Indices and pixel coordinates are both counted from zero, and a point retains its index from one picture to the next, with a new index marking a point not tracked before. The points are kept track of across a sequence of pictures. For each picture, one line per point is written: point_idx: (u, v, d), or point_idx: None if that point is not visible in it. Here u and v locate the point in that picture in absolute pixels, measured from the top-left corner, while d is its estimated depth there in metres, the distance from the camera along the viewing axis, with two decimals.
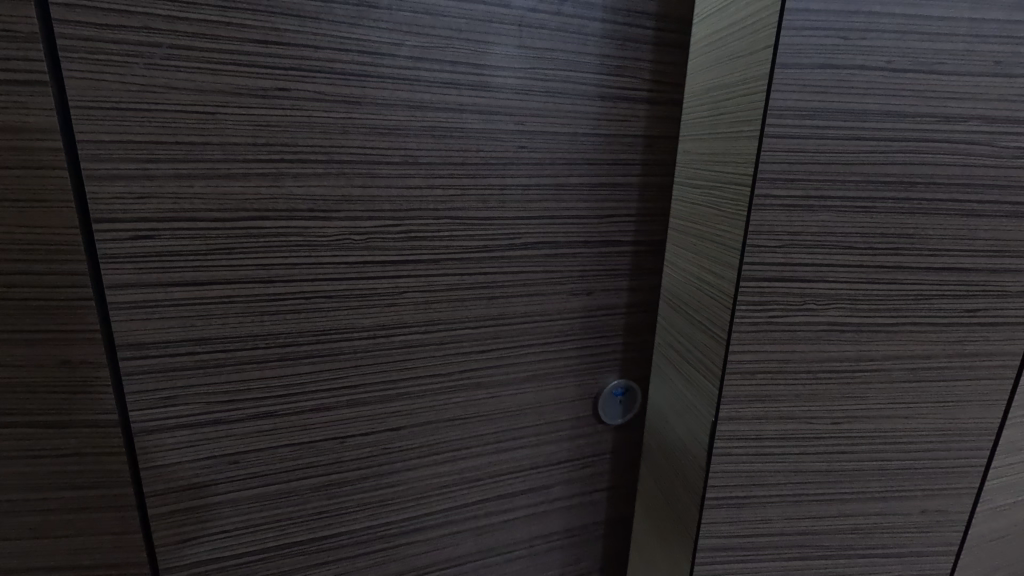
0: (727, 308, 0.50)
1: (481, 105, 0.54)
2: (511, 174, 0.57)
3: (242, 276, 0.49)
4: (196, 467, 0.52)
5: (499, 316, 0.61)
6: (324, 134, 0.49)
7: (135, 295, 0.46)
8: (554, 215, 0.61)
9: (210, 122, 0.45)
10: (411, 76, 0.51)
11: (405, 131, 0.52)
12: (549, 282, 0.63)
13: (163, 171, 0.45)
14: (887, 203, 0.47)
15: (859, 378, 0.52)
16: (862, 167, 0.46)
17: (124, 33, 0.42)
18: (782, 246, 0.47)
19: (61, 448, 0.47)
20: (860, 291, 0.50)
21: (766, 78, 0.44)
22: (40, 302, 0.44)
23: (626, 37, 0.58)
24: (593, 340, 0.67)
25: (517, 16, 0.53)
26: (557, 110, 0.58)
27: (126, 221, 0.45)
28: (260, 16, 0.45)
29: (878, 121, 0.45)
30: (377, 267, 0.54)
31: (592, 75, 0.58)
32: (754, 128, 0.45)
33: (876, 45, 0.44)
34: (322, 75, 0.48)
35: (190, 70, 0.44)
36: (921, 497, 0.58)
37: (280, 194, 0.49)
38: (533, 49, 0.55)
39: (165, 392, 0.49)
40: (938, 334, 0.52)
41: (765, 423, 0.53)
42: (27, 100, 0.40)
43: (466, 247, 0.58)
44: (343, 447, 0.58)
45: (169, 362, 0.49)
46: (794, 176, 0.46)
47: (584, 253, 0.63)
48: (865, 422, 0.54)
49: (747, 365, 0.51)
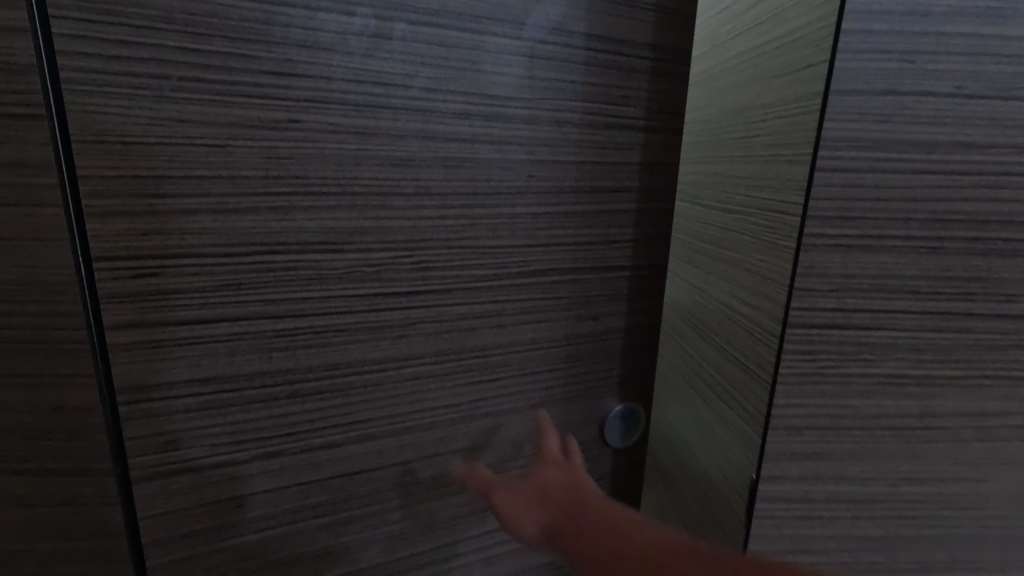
0: (771, 352, 0.45)
1: (492, 137, 0.51)
2: (526, 204, 0.54)
3: (250, 312, 0.47)
4: (199, 512, 0.50)
5: (508, 343, 0.58)
6: (337, 166, 0.46)
7: (141, 334, 0.44)
8: (575, 245, 0.58)
9: (220, 156, 0.43)
10: (428, 106, 0.48)
11: (421, 162, 0.49)
12: (568, 315, 0.60)
13: (170, 206, 0.43)
14: (956, 243, 0.42)
15: (921, 435, 0.47)
16: (927, 203, 0.41)
17: (132, 64, 0.39)
18: (835, 290, 0.43)
19: (56, 495, 0.45)
20: (923, 339, 0.44)
21: (819, 106, 0.40)
22: (32, 345, 0.41)
23: (636, 69, 0.55)
24: (603, 366, 0.63)
25: (529, 47, 0.50)
26: (580, 139, 0.55)
27: (130, 258, 0.42)
28: (272, 46, 0.42)
29: (946, 153, 0.40)
30: (387, 299, 0.51)
31: (605, 104, 0.55)
32: (805, 160, 0.41)
33: (947, 69, 0.39)
34: (335, 105, 0.45)
35: (199, 102, 0.42)
36: (992, 568, 0.51)
37: (291, 228, 0.46)
38: (545, 80, 0.52)
39: (168, 436, 0.47)
40: (1013, 387, 0.46)
41: (814, 483, 0.47)
42: (23, 134, 0.38)
43: (476, 275, 0.54)
44: (353, 490, 0.55)
45: (173, 405, 0.46)
46: (853, 213, 0.41)
47: (604, 284, 0.60)
48: (927, 483, 0.48)
49: (793, 419, 0.46)
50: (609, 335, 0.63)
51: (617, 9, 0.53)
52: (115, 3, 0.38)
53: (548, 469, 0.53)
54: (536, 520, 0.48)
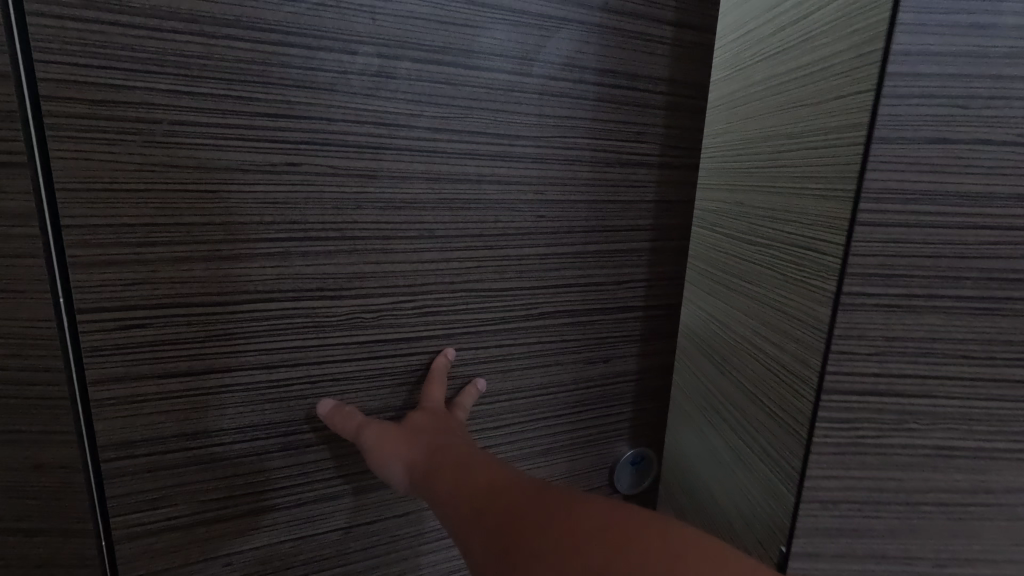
0: (806, 417, 0.41)
1: (500, 176, 0.48)
2: (534, 245, 0.51)
3: (241, 363, 0.44)
4: (187, 570, 0.47)
5: (513, 390, 0.55)
6: (336, 210, 0.44)
7: (127, 387, 0.42)
8: (585, 285, 0.55)
9: (213, 201, 0.41)
10: (432, 147, 0.45)
11: (424, 204, 0.46)
12: (576, 356, 0.57)
13: (160, 255, 0.40)
14: (1014, 305, 0.38)
15: (970, 512, 0.42)
16: (983, 261, 0.37)
17: (123, 108, 0.38)
18: (878, 353, 0.39)
19: (36, 556, 0.43)
20: (976, 409, 0.40)
21: (859, 153, 0.36)
22: (14, 400, 0.39)
23: (650, 104, 0.52)
24: (610, 406, 0.60)
25: (538, 84, 0.48)
26: (593, 177, 0.52)
27: (117, 309, 0.40)
28: (269, 88, 0.40)
29: (1005, 207, 0.36)
30: (387, 345, 0.49)
31: (620, 141, 0.52)
32: (842, 212, 0.37)
33: (1006, 114, 0.35)
34: (335, 147, 0.43)
35: (191, 146, 0.39)
36: None
37: (286, 273, 0.44)
38: (555, 117, 0.49)
39: (153, 492, 0.44)
40: None
41: (850, 562, 0.43)
42: (6, 183, 0.36)
43: (482, 319, 0.51)
44: (348, 542, 0.52)
45: (158, 461, 0.44)
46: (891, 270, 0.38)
47: (613, 324, 0.57)
48: (978, 565, 0.43)
49: (828, 492, 0.42)
50: (619, 377, 0.60)
51: (632, 42, 0.50)
52: (105, 47, 0.36)
53: (427, 419, 0.47)
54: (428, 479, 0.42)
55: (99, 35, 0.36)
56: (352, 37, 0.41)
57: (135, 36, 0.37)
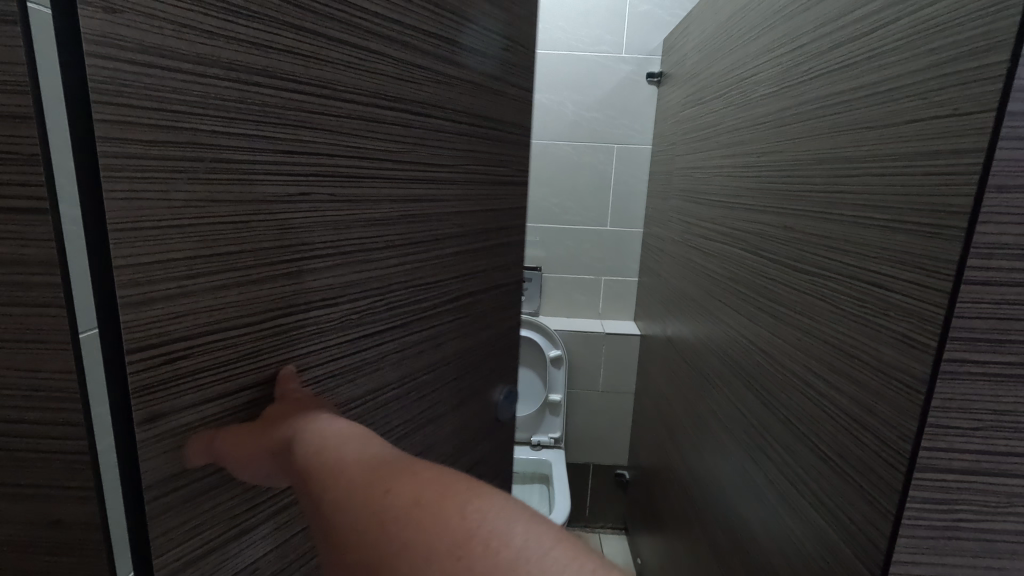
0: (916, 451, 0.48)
1: (434, 196, 0.60)
2: (445, 244, 0.63)
3: (264, 376, 0.44)
4: None
5: (437, 360, 0.66)
6: (337, 229, 0.47)
7: (169, 424, 0.38)
8: (472, 270, 0.70)
9: (242, 230, 0.39)
10: (394, 175, 0.53)
11: (389, 221, 0.53)
12: (468, 326, 0.71)
13: (201, 287, 0.38)
14: None
15: None
16: None
17: (171, 148, 0.34)
18: None
19: None
20: None
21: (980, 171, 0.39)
22: (53, 455, 0.38)
23: (506, 140, 0.72)
24: (485, 361, 0.77)
25: (456, 127, 0.61)
26: (481, 188, 0.68)
27: (162, 344, 0.36)
28: (285, 129, 0.41)
29: None
30: (368, 338, 0.54)
31: (487, 166, 0.69)
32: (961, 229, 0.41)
33: None
34: (331, 177, 0.46)
35: (224, 184, 0.38)
36: None
37: (299, 290, 0.45)
38: (461, 150, 0.63)
39: (192, 534, 0.41)
40: (954, 435, 0.52)
41: None
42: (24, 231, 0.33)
43: (421, 307, 0.61)
44: None
45: (195, 489, 0.40)
46: (976, 336, 0.49)
47: (487, 297, 0.74)
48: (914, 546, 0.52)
49: None
50: (490, 339, 0.76)
51: (501, 99, 0.70)
52: (157, 89, 0.33)
53: (285, 404, 0.45)
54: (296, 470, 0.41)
55: (152, 79, 0.33)
56: (341, 87, 0.46)
57: (183, 81, 0.34)
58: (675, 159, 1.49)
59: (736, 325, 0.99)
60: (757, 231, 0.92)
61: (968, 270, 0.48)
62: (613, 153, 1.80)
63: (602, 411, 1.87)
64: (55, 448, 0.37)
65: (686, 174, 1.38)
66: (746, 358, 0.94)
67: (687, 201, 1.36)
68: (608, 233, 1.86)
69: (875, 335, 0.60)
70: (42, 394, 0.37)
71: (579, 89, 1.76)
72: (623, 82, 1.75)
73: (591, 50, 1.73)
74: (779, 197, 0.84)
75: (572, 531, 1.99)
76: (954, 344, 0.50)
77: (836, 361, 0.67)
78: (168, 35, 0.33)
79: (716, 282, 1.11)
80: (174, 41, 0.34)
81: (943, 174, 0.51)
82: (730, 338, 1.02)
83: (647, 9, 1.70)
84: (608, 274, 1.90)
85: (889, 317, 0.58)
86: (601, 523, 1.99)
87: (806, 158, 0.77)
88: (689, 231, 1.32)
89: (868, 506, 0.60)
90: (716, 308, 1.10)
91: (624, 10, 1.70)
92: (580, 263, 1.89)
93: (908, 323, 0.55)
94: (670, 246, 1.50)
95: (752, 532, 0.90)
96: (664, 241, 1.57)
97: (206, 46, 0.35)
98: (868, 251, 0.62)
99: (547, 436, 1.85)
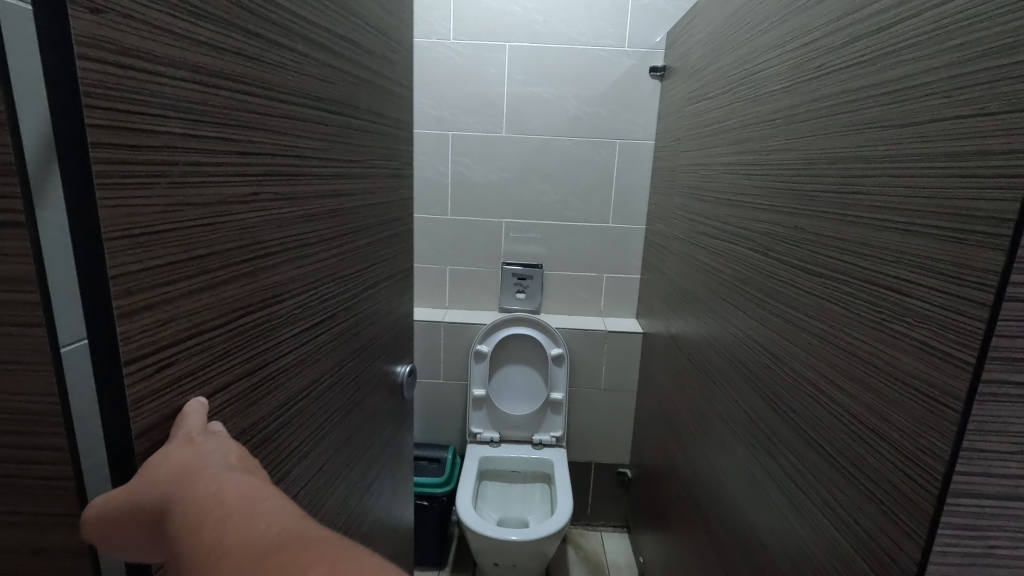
0: (952, 443, 0.50)
1: (346, 187, 0.72)
2: (357, 230, 0.77)
3: (234, 359, 0.51)
4: None
5: (357, 324, 0.79)
6: (281, 225, 0.56)
7: (161, 414, 0.42)
8: (374, 246, 0.84)
9: (210, 233, 0.45)
10: (318, 170, 0.63)
11: (315, 215, 0.64)
12: (374, 297, 0.85)
13: (180, 292, 0.43)
14: None
15: None
16: None
17: (147, 153, 0.38)
18: None
19: None
20: None
21: None
22: (45, 469, 0.38)
23: (384, 131, 0.84)
24: (384, 336, 0.92)
25: (351, 120, 0.72)
26: (373, 173, 0.81)
27: (153, 346, 0.40)
28: (243, 131, 0.49)
29: None
30: (309, 317, 0.64)
31: (375, 158, 0.81)
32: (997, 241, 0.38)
33: None
34: (278, 176, 0.55)
35: (202, 183, 0.44)
36: None
37: (258, 284, 0.53)
38: (359, 141, 0.75)
39: None
40: (969, 454, 0.49)
41: None
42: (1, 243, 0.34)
43: (343, 286, 0.73)
44: (300, 468, 0.65)
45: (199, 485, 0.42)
46: (1019, 354, 0.46)
47: (384, 277, 0.89)
48: None
49: None
50: (387, 314, 0.92)
51: (380, 94, 0.81)
52: (136, 92, 0.37)
53: (177, 445, 0.42)
54: (173, 539, 0.38)
55: (134, 80, 0.37)
56: (278, 88, 0.54)
57: (159, 82, 0.39)
58: (680, 156, 1.46)
59: (745, 327, 0.96)
60: (767, 231, 0.89)
61: (1009, 286, 0.45)
62: (616, 149, 1.78)
63: (604, 410, 1.86)
64: (48, 460, 0.38)
65: (691, 170, 1.35)
66: (755, 361, 0.92)
67: (692, 198, 1.33)
68: (609, 229, 1.84)
69: (890, 341, 0.59)
70: (35, 410, 0.37)
71: (580, 83, 1.73)
72: (625, 76, 1.72)
73: (595, 43, 1.70)
74: (791, 197, 0.82)
75: (573, 529, 1.98)
76: (993, 365, 0.47)
77: (851, 369, 0.65)
78: (146, 37, 0.37)
79: (724, 282, 1.08)
80: (151, 43, 0.38)
81: (973, 178, 0.49)
82: (740, 340, 0.99)
83: (650, 1, 1.67)
84: (610, 271, 1.88)
85: (908, 323, 0.56)
86: (602, 521, 1.98)
87: (819, 157, 0.74)
88: (694, 229, 1.30)
89: (886, 520, 0.58)
90: (725, 307, 1.07)
91: (627, 3, 1.67)
92: (580, 260, 1.87)
93: (929, 330, 0.53)
94: (675, 244, 1.48)
95: (759, 537, 0.89)
96: (668, 238, 1.54)
97: (176, 48, 0.40)
98: (886, 254, 0.60)
99: (549, 434, 1.83)
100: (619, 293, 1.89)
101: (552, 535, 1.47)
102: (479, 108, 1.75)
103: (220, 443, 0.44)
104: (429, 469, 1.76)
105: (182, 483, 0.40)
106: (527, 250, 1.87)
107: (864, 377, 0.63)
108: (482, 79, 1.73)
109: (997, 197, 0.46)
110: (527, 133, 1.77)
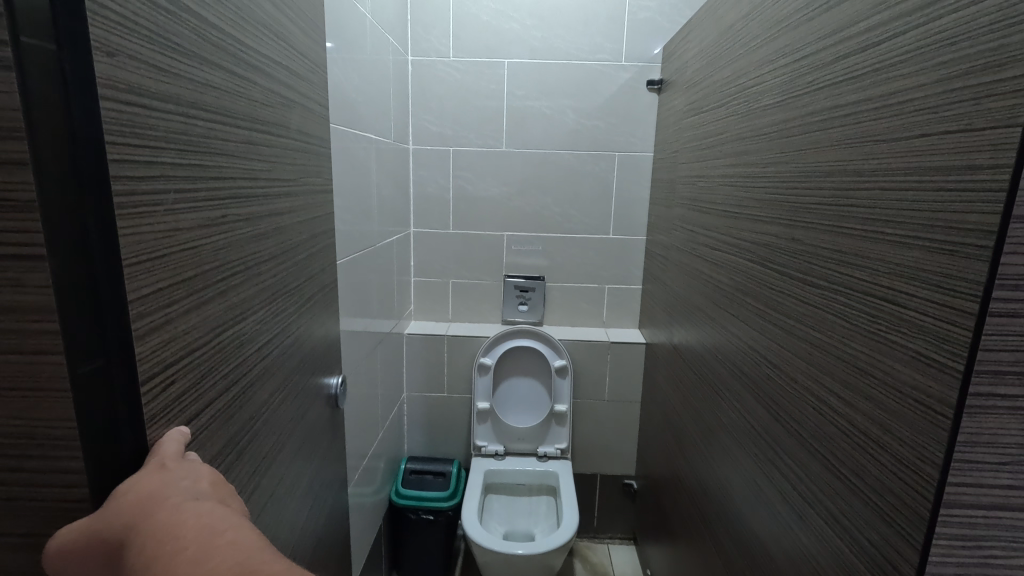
0: (942, 451, 0.51)
1: (289, 205, 0.75)
2: (298, 245, 0.80)
3: (212, 377, 0.54)
4: None
5: (303, 336, 0.82)
6: (241, 247, 0.60)
7: (157, 430, 0.45)
8: (312, 259, 0.87)
9: (193, 256, 0.50)
10: (266, 191, 0.66)
11: (266, 236, 0.66)
12: (314, 308, 0.88)
13: (178, 311, 0.48)
14: None
15: None
16: None
17: (152, 182, 0.43)
18: None
19: None
20: None
21: None
22: (62, 490, 0.40)
23: (314, 151, 0.88)
24: (326, 352, 0.95)
25: (291, 138, 0.75)
26: (307, 189, 0.84)
27: (157, 364, 0.45)
28: (213, 157, 0.53)
29: None
30: (269, 334, 0.68)
31: (310, 174, 0.84)
32: None
33: None
34: (240, 203, 0.59)
35: (189, 209, 0.49)
36: None
37: (230, 302, 0.57)
38: (297, 164, 0.78)
39: None
40: (960, 465, 0.51)
41: None
42: (20, 276, 0.36)
43: (291, 303, 0.76)
44: (265, 479, 0.68)
45: None
46: (1004, 367, 0.48)
47: (320, 294, 0.91)
48: None
49: None
50: (326, 328, 0.95)
51: (310, 113, 0.85)
52: (142, 127, 0.42)
53: (152, 469, 0.43)
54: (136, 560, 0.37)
55: (136, 115, 0.41)
56: (238, 116, 0.58)
57: (155, 116, 0.44)
58: (678, 167, 1.48)
59: (745, 337, 0.98)
60: (766, 242, 0.90)
61: (993, 300, 0.47)
62: (615, 161, 1.80)
63: (608, 420, 1.86)
64: (67, 481, 0.40)
65: (690, 182, 1.36)
66: (755, 370, 0.93)
67: (692, 209, 1.34)
68: (610, 241, 1.86)
69: (884, 352, 0.60)
70: (50, 435, 0.39)
71: (580, 97, 1.75)
72: (623, 90, 1.75)
73: (592, 58, 1.73)
74: (789, 210, 0.82)
75: (579, 542, 1.96)
76: (979, 378, 0.48)
77: (849, 379, 0.66)
78: (143, 74, 0.42)
79: (723, 293, 1.09)
80: (147, 81, 0.43)
81: (955, 192, 0.50)
82: (740, 350, 1.00)
83: (647, 17, 1.70)
84: (613, 282, 1.89)
85: (902, 335, 0.57)
86: (608, 534, 1.97)
87: (814, 169, 0.76)
88: (694, 239, 1.31)
89: (887, 529, 0.58)
90: (724, 319, 1.08)
91: (623, 18, 1.70)
92: (581, 271, 1.88)
93: (922, 341, 0.54)
94: (674, 255, 1.49)
95: (765, 547, 0.89)
96: (668, 250, 1.55)
97: (162, 83, 0.45)
98: (879, 266, 0.61)
99: (553, 446, 1.83)
100: (622, 305, 1.91)
101: (559, 548, 1.46)
102: (483, 122, 1.78)
103: (193, 469, 0.45)
104: (432, 483, 1.75)
105: (153, 506, 0.40)
106: (528, 262, 1.88)
107: (861, 386, 0.64)
108: (481, 94, 1.75)
109: (984, 210, 0.47)
110: (525, 147, 1.80)
